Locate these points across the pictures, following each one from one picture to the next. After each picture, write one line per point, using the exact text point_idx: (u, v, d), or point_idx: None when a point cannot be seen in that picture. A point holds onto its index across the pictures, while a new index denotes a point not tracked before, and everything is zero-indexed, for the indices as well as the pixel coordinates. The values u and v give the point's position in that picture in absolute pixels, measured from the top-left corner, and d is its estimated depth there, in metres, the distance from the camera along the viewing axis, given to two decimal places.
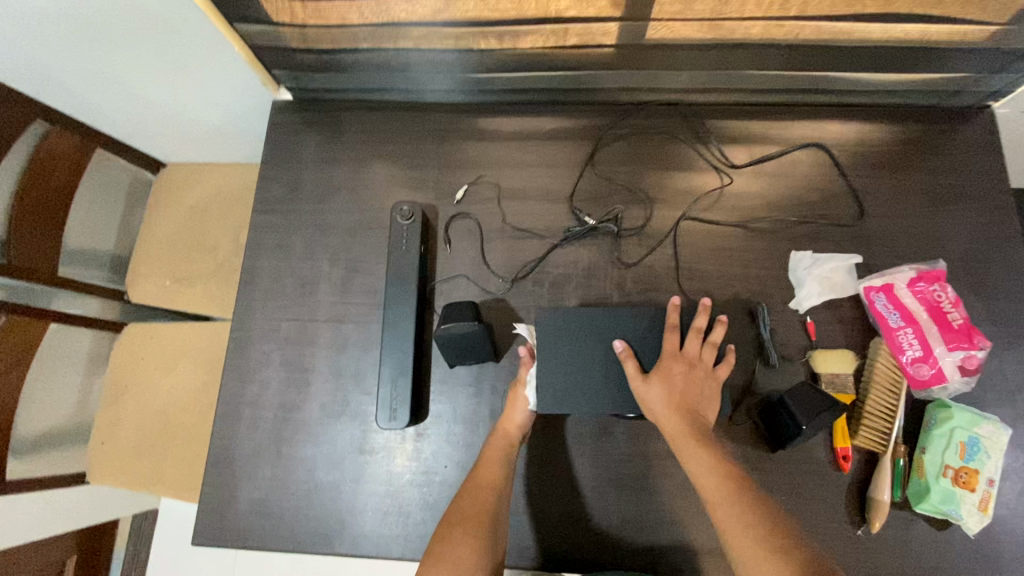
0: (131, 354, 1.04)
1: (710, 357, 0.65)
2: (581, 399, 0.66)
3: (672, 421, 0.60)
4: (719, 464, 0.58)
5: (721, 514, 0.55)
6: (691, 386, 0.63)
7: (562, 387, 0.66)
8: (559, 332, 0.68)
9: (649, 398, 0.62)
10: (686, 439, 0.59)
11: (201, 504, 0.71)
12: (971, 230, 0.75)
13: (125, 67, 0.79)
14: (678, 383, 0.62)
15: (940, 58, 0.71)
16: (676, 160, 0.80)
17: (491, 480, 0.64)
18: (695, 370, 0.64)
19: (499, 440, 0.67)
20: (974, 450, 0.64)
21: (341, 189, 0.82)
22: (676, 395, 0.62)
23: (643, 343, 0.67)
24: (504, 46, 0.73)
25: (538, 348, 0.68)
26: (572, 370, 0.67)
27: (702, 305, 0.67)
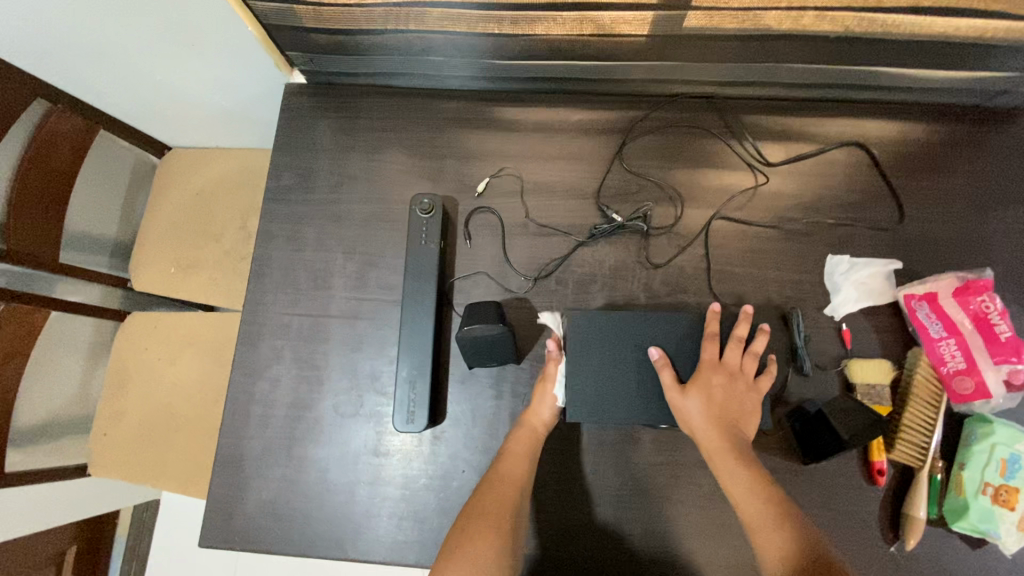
0: (134, 343, 1.01)
1: (750, 368, 0.63)
2: (612, 406, 0.63)
3: (710, 437, 0.59)
4: (759, 483, 0.56)
5: (759, 536, 0.53)
6: (731, 400, 0.61)
7: (593, 392, 0.63)
8: (592, 336, 0.65)
9: (687, 411, 0.60)
10: (724, 455, 0.58)
11: (208, 505, 0.68)
12: (1013, 237, 0.72)
13: (130, 43, 0.75)
14: (718, 397, 0.60)
15: (997, 57, 0.67)
16: (708, 156, 0.77)
17: (512, 481, 0.61)
18: (735, 383, 0.62)
19: (524, 445, 0.64)
20: (1016, 468, 0.61)
21: (356, 179, 0.78)
22: (715, 409, 0.60)
23: (680, 351, 0.64)
24: (533, 32, 0.68)
25: (570, 351, 0.65)
26: (603, 377, 0.64)
27: (742, 312, 0.64)
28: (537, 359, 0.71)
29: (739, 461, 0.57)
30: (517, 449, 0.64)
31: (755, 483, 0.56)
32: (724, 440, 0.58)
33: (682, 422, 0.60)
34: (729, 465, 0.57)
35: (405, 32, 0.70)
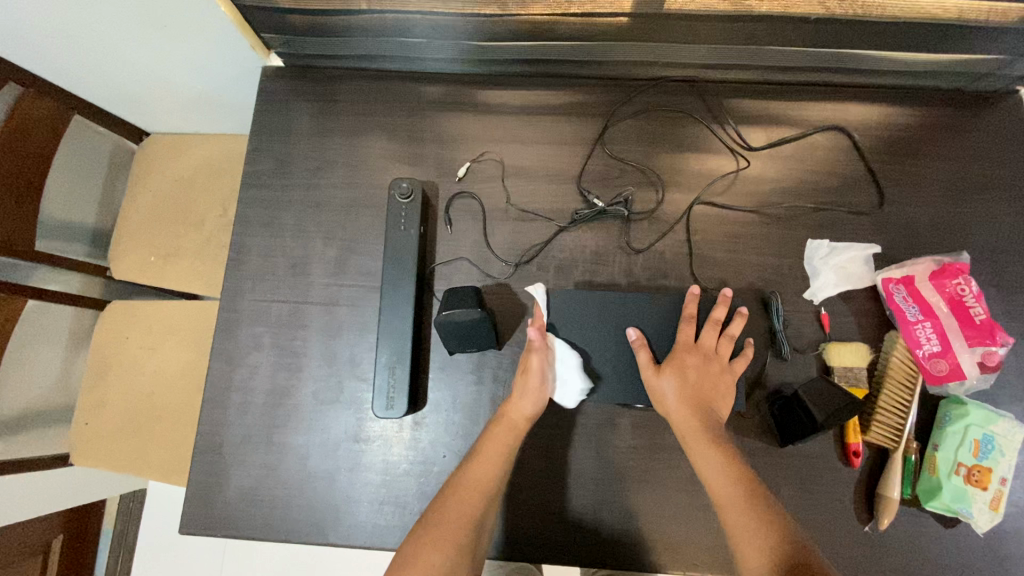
0: (114, 332, 1.00)
1: (726, 350, 0.63)
2: (592, 385, 0.65)
3: (683, 417, 0.59)
4: (731, 464, 0.56)
5: (729, 516, 0.53)
6: (706, 381, 0.61)
7: (572, 372, 0.65)
8: (572, 318, 0.66)
9: (663, 390, 0.60)
10: (695, 436, 0.58)
11: (188, 493, 0.68)
12: (991, 221, 0.73)
13: (98, 25, 0.73)
14: (693, 377, 0.61)
15: (976, 38, 0.67)
16: (690, 141, 0.76)
17: (484, 484, 0.59)
18: (709, 364, 0.62)
19: (505, 425, 0.62)
20: (988, 448, 0.62)
21: (335, 164, 0.77)
22: (690, 389, 0.60)
23: (658, 333, 0.65)
24: (512, 13, 0.68)
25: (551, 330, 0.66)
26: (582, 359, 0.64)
27: (721, 295, 0.65)
28: (518, 345, 0.71)
29: (712, 442, 0.57)
30: (497, 446, 0.61)
31: (728, 463, 0.56)
32: (698, 420, 0.59)
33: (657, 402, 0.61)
34: (702, 445, 0.57)
35: (383, 12, 0.69)
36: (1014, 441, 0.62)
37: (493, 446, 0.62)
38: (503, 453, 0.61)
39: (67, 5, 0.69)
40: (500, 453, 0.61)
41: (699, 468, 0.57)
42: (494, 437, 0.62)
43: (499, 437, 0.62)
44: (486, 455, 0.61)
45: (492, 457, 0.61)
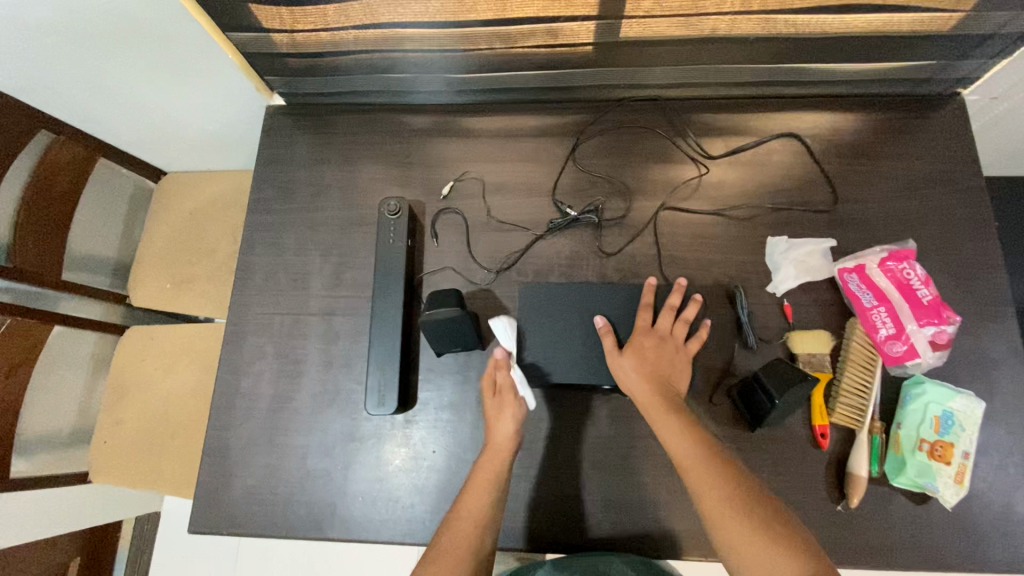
0: (132, 355, 1.07)
1: (680, 332, 0.69)
2: (556, 364, 0.72)
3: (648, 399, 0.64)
4: (693, 433, 0.61)
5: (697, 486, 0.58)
6: (661, 360, 0.67)
7: (539, 353, 0.72)
8: (541, 304, 0.74)
9: (624, 369, 0.66)
10: (658, 409, 0.63)
11: (197, 494, 0.73)
12: (942, 212, 0.78)
13: (124, 76, 0.84)
14: (649, 354, 0.67)
15: (907, 47, 0.74)
16: (655, 153, 0.83)
17: (474, 511, 0.63)
18: (666, 343, 0.68)
19: (492, 454, 0.67)
20: (949, 424, 0.65)
21: (331, 188, 0.85)
22: (649, 367, 0.66)
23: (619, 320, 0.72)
24: (486, 46, 0.76)
25: (521, 314, 0.74)
26: (551, 344, 0.72)
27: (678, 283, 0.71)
28: (501, 345, 0.76)
29: (675, 414, 0.62)
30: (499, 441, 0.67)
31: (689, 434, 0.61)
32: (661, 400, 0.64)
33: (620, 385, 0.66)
34: (665, 417, 0.62)
35: (373, 52, 0.78)
36: (973, 416, 0.65)
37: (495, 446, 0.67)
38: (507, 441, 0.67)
39: (99, 60, 0.79)
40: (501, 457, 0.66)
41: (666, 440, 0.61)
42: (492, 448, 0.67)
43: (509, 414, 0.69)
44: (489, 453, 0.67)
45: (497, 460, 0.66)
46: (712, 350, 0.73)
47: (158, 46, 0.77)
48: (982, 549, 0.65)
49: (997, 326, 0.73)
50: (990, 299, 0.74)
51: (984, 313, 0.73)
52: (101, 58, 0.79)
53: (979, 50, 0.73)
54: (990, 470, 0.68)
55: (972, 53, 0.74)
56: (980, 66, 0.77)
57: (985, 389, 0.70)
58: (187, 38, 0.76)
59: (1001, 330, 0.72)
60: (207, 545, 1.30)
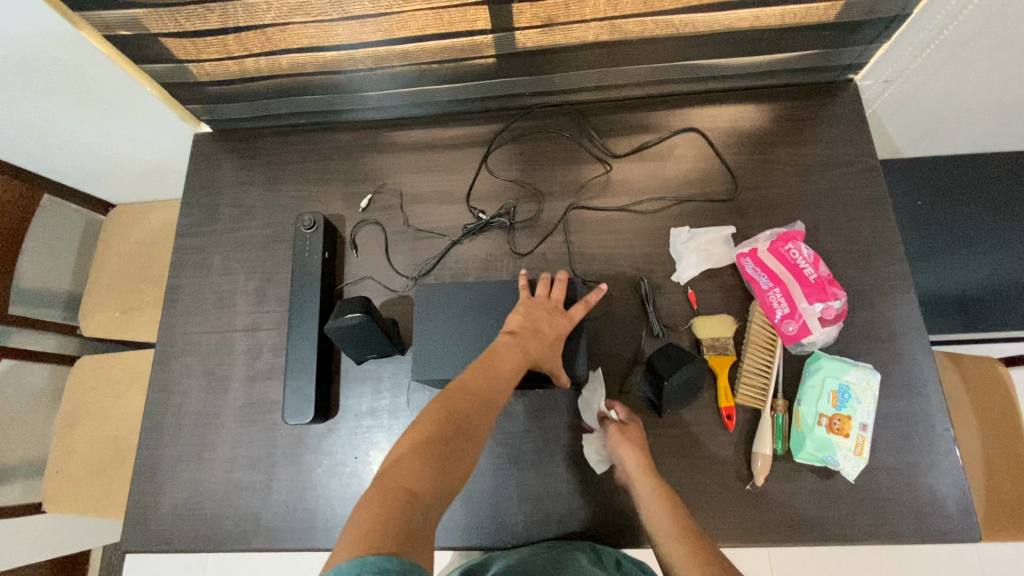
0: (83, 384, 1.09)
1: (577, 313, 0.69)
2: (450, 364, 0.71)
3: (518, 347, 0.63)
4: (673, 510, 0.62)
5: (671, 550, 0.58)
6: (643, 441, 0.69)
7: (435, 356, 0.72)
8: (430, 302, 0.74)
9: (524, 339, 0.64)
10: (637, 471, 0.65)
11: (127, 513, 0.74)
12: (839, 194, 0.80)
13: (50, 113, 0.87)
14: (546, 333, 0.66)
15: (789, 39, 0.77)
16: (563, 156, 0.86)
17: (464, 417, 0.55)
18: (554, 317, 0.68)
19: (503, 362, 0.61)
20: (846, 397, 0.67)
21: (256, 208, 0.88)
22: (527, 335, 0.65)
23: (477, 305, 0.74)
24: (390, 64, 0.80)
25: (415, 318, 0.74)
26: (446, 345, 0.72)
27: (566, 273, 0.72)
28: None
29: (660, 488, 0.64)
30: (487, 381, 0.59)
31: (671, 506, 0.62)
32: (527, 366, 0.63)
33: (503, 344, 0.63)
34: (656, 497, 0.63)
35: (285, 76, 0.82)
36: (869, 388, 0.67)
37: (487, 389, 0.59)
38: (510, 373, 0.61)
39: (23, 101, 0.83)
40: (490, 411, 0.58)
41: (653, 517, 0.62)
42: (468, 380, 0.59)
43: (515, 350, 0.63)
44: (486, 391, 0.58)
45: (474, 401, 0.57)
46: (620, 340, 0.75)
47: (76, 83, 0.81)
48: (888, 518, 0.66)
49: (896, 298, 0.74)
50: (888, 273, 0.76)
51: (884, 287, 0.75)
52: (25, 98, 0.83)
53: (855, 37, 0.77)
54: (894, 440, 0.69)
55: (851, 41, 0.78)
56: (864, 51, 0.80)
57: (886, 361, 0.72)
58: (104, 73, 0.79)
59: (900, 303, 0.74)
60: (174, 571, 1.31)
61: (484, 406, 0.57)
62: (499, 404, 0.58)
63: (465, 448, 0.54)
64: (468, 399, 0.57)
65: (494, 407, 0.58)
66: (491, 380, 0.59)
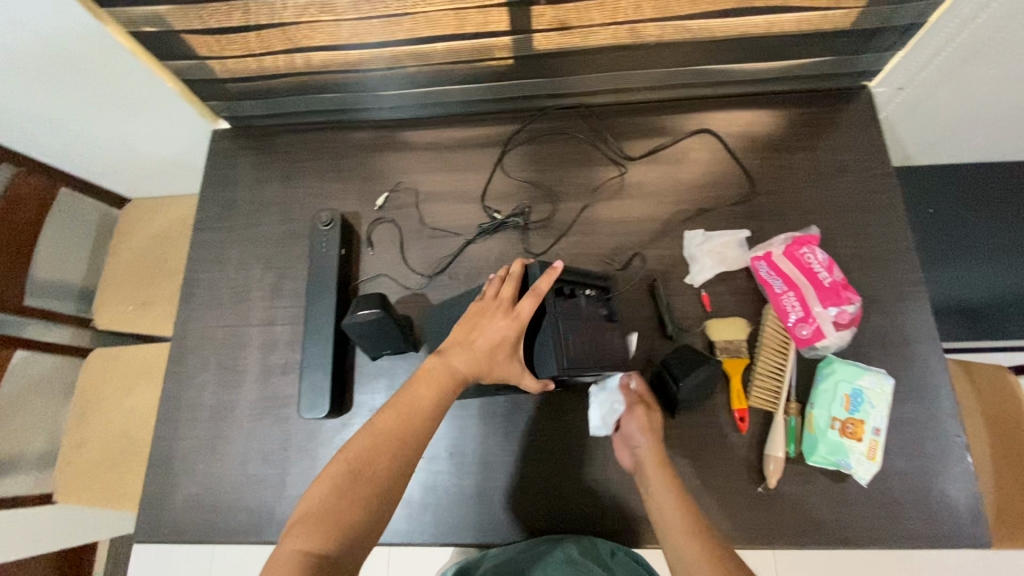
0: (95, 377, 1.10)
1: (524, 306, 0.67)
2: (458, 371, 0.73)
3: (445, 370, 0.66)
4: (680, 501, 0.61)
5: (673, 541, 0.59)
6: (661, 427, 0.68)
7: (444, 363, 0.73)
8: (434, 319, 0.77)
9: (450, 358, 0.67)
10: (650, 463, 0.64)
11: (142, 504, 0.75)
12: (853, 199, 0.81)
13: (71, 108, 0.88)
14: (483, 342, 0.67)
15: (805, 45, 0.78)
16: (578, 157, 0.87)
17: (381, 455, 0.60)
18: (493, 320, 0.68)
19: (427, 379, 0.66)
20: (858, 401, 0.67)
21: (273, 204, 0.89)
22: (457, 348, 0.68)
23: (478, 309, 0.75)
24: (408, 64, 0.81)
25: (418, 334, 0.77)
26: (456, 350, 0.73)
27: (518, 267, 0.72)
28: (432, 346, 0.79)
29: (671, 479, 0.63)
30: (384, 429, 0.61)
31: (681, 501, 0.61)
32: (450, 387, 0.65)
33: (422, 374, 0.66)
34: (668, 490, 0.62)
35: (305, 74, 0.83)
36: (882, 393, 0.67)
37: (385, 436, 0.61)
38: (423, 410, 0.63)
39: (46, 95, 0.84)
40: (384, 453, 0.60)
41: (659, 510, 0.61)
42: (358, 437, 0.61)
43: (430, 380, 0.65)
44: (381, 441, 0.60)
45: (371, 453, 0.60)
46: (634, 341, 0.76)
47: (99, 80, 0.82)
48: (900, 523, 0.67)
49: (910, 304, 0.75)
50: (902, 279, 0.76)
51: (898, 292, 0.75)
52: (48, 93, 0.84)
53: (871, 44, 0.77)
54: (907, 445, 0.69)
55: (867, 48, 0.78)
56: (880, 58, 0.80)
57: (899, 366, 0.73)
58: (127, 71, 0.81)
59: (913, 309, 0.75)
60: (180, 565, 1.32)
61: (382, 454, 0.60)
62: (396, 448, 0.60)
63: (366, 495, 0.57)
64: (355, 455, 0.59)
65: (399, 451, 0.60)
66: (386, 426, 0.62)
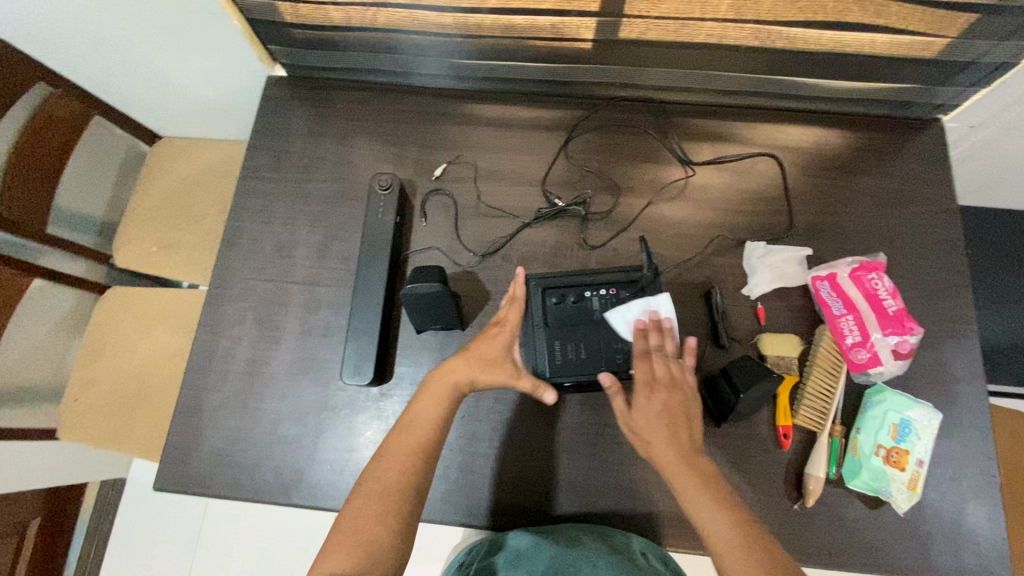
0: (110, 316, 1.06)
1: (511, 315, 0.69)
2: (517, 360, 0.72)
3: (445, 382, 0.65)
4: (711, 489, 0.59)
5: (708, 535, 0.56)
6: (693, 409, 0.64)
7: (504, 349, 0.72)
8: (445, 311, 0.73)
9: (447, 371, 0.66)
10: (667, 448, 0.62)
11: (165, 451, 0.73)
12: (915, 231, 0.81)
13: (123, 33, 0.84)
14: (476, 349, 0.67)
15: (893, 69, 0.76)
16: (645, 153, 0.85)
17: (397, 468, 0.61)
18: (488, 334, 0.69)
19: (437, 391, 0.65)
20: (906, 432, 0.68)
21: (325, 161, 0.86)
22: (457, 361, 0.67)
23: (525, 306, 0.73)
24: (486, 34, 0.78)
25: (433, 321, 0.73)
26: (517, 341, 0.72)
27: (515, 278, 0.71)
28: (479, 326, 0.77)
29: (690, 465, 0.60)
30: (401, 444, 0.62)
31: (708, 499, 0.58)
32: (449, 396, 0.65)
33: (421, 391, 0.66)
34: (693, 491, 0.59)
35: (377, 30, 0.79)
36: (930, 426, 0.68)
37: (395, 452, 0.62)
38: (432, 420, 0.64)
39: (100, 15, 0.80)
40: (398, 469, 0.61)
41: (696, 520, 0.58)
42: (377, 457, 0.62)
43: (430, 394, 0.65)
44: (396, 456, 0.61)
45: (387, 465, 0.61)
46: (684, 346, 0.75)
47: (159, 8, 0.78)
48: (931, 556, 0.67)
49: (961, 342, 0.75)
50: (955, 316, 0.76)
51: (950, 328, 0.76)
52: (102, 13, 0.79)
53: (958, 78, 0.76)
54: (944, 481, 0.70)
55: (952, 81, 0.77)
56: (962, 92, 0.79)
57: (945, 402, 0.73)
58: (191, 3, 0.76)
59: (962, 346, 0.75)
60: (172, 512, 1.31)
61: (394, 468, 0.61)
62: (412, 463, 0.61)
63: (390, 501, 0.59)
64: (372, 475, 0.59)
65: (409, 467, 0.61)
66: (401, 437, 0.63)
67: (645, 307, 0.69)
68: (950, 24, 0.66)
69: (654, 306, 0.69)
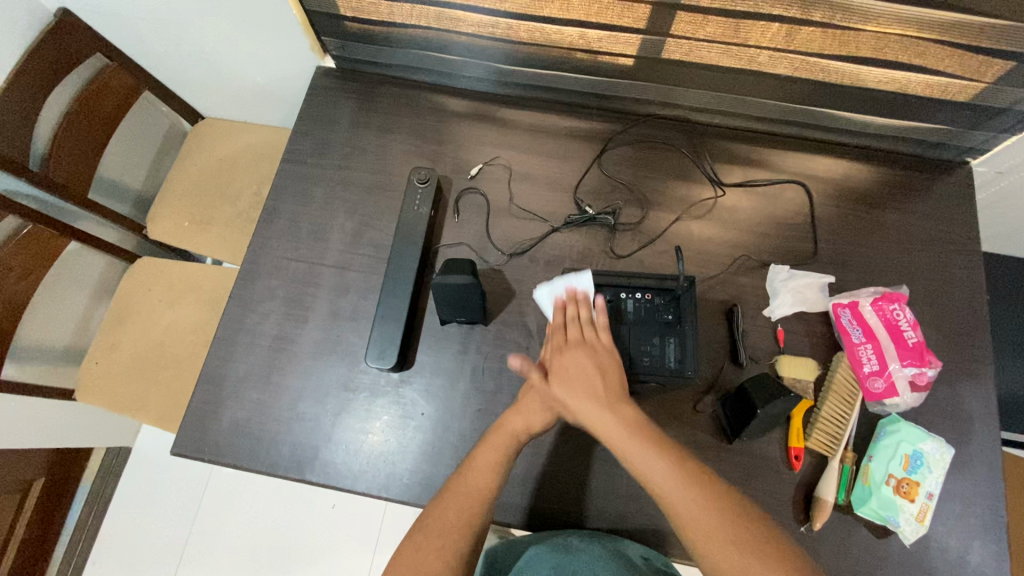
0: (138, 285, 1.09)
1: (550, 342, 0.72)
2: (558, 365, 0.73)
3: (502, 431, 0.67)
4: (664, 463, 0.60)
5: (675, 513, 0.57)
6: (607, 365, 0.68)
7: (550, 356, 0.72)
8: (468, 302, 0.73)
9: (504, 421, 0.68)
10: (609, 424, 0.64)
11: (187, 418, 0.74)
12: (937, 268, 0.82)
13: (184, 12, 0.87)
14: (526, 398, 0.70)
15: (929, 109, 0.78)
16: (677, 171, 0.87)
17: (451, 509, 0.62)
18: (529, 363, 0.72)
19: (501, 438, 0.67)
20: (917, 464, 0.68)
21: (366, 151, 0.89)
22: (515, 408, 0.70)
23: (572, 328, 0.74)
24: (534, 42, 0.80)
25: (457, 310, 0.74)
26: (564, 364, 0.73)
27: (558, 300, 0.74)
28: (502, 324, 0.78)
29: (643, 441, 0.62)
30: (469, 486, 0.64)
31: (638, 444, 0.62)
32: (509, 445, 0.66)
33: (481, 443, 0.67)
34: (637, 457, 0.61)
35: (430, 29, 0.82)
36: (942, 460, 0.68)
37: (456, 496, 0.63)
38: (491, 467, 0.65)
39: None
40: (448, 497, 0.63)
41: (633, 467, 0.61)
42: (445, 498, 0.63)
43: (490, 443, 0.66)
44: (456, 497, 0.63)
45: (439, 506, 0.63)
46: (703, 361, 0.76)
47: None
48: None
49: (976, 381, 0.76)
50: (972, 355, 0.77)
51: (966, 366, 0.77)
52: None
53: (990, 123, 0.78)
54: (952, 518, 0.70)
55: (984, 125, 0.79)
56: (993, 138, 0.81)
57: (957, 439, 0.73)
58: None
59: (978, 385, 0.76)
60: (172, 484, 1.33)
61: (444, 508, 0.62)
62: (461, 494, 0.63)
63: (439, 543, 0.60)
64: None
65: (462, 504, 0.62)
66: (476, 484, 0.64)
67: (566, 283, 0.74)
68: (986, 69, 0.68)
69: (575, 282, 0.74)
